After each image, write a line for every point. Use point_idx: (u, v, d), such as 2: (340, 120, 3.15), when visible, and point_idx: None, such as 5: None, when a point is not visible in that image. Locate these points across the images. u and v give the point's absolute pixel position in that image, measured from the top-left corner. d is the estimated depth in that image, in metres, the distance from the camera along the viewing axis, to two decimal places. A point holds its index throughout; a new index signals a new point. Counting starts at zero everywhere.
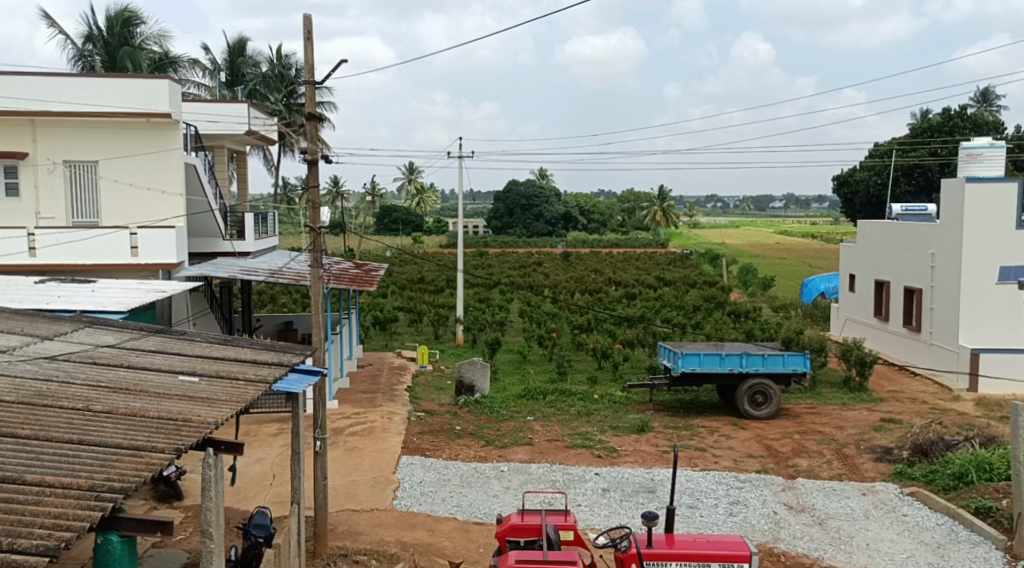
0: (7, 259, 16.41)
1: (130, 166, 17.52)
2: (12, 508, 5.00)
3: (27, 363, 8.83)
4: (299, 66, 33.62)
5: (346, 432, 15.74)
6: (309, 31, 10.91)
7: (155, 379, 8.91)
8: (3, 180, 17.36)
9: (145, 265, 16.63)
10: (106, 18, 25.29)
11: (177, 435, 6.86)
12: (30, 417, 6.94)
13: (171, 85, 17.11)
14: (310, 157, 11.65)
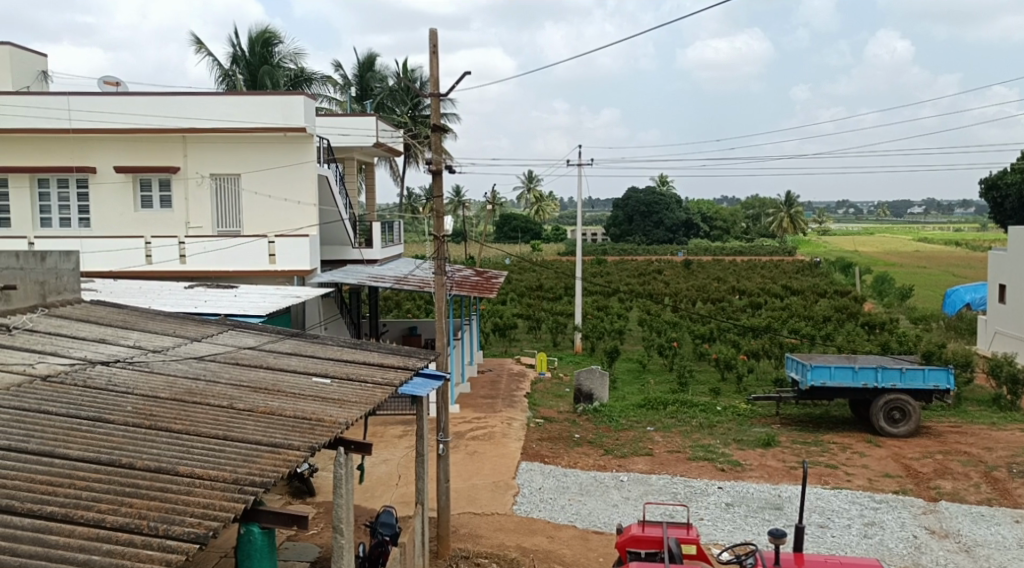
0: (160, 266, 17.59)
1: (269, 178, 18.48)
2: (166, 496, 5.33)
3: (178, 362, 9.44)
4: (425, 79, 34.54)
5: (468, 436, 16.03)
6: (435, 45, 11.23)
7: (291, 380, 9.35)
8: (158, 193, 18.65)
9: (282, 272, 17.49)
10: (248, 39, 26.76)
11: (311, 434, 7.20)
12: (181, 412, 7.43)
13: (306, 100, 18.00)
14: (434, 167, 11.95)
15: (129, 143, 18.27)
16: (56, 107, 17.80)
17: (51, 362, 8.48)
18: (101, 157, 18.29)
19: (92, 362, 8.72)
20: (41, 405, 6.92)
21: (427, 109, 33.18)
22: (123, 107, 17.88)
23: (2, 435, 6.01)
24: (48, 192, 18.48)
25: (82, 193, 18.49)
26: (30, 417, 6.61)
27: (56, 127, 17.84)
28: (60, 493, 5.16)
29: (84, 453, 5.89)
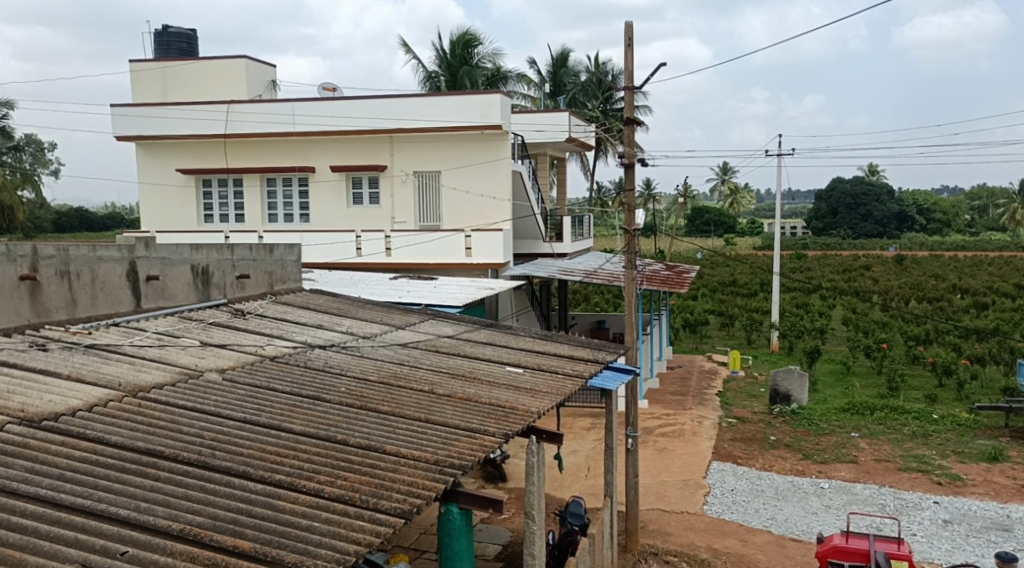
0: (369, 258, 18.76)
1: (467, 175, 19.22)
2: (376, 472, 5.72)
3: (385, 348, 10.07)
4: (617, 72, 34.43)
5: (657, 432, 15.91)
6: (629, 38, 11.19)
7: (487, 369, 9.71)
8: (368, 190, 19.92)
9: (478, 264, 18.15)
10: (449, 41, 27.83)
11: (505, 421, 7.46)
12: (388, 395, 7.93)
13: (502, 98, 18.49)
14: (627, 161, 11.92)
15: (343, 143, 19.64)
16: (282, 112, 19.40)
17: (278, 344, 9.32)
18: (319, 157, 19.79)
19: (311, 346, 9.49)
20: (269, 383, 7.63)
21: (619, 102, 33.03)
22: (338, 110, 19.15)
23: (239, 408, 6.68)
24: (274, 190, 20.22)
25: (303, 191, 20.08)
26: (261, 393, 7.31)
27: (282, 131, 19.45)
28: (286, 463, 5.64)
29: (306, 428, 6.43)
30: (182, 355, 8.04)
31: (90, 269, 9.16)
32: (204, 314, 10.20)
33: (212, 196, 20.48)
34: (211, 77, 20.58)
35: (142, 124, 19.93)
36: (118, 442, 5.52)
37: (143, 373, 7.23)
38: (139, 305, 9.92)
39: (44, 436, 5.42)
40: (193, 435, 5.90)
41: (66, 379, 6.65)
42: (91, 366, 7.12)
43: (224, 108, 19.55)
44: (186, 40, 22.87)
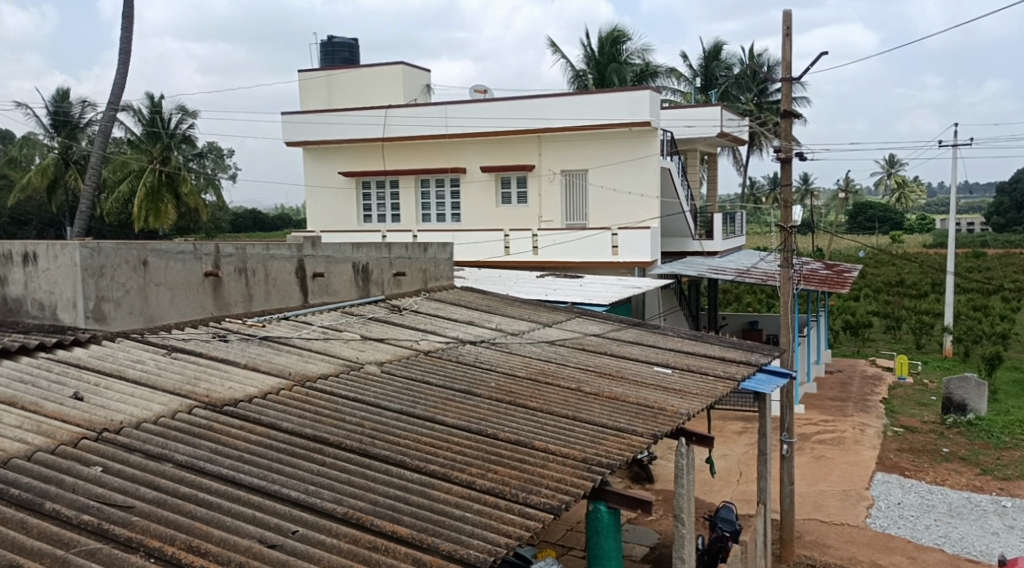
0: (517, 256, 19.04)
1: (615, 173, 19.13)
2: (525, 467, 5.80)
3: (533, 345, 10.19)
4: (773, 63, 33.19)
5: (814, 439, 15.24)
6: (788, 27, 10.78)
7: (635, 368, 9.63)
8: (516, 189, 20.23)
9: (626, 263, 18.02)
10: (598, 39, 27.76)
11: (654, 421, 7.38)
12: (536, 391, 8.03)
13: (652, 95, 18.27)
14: (784, 155, 11.49)
15: (493, 144, 20.02)
16: (436, 115, 20.00)
17: (431, 339, 9.64)
18: (470, 158, 20.27)
19: (462, 341, 9.75)
20: (424, 376, 7.90)
21: (775, 94, 31.83)
22: (489, 112, 19.53)
23: (396, 400, 6.98)
24: (428, 191, 20.90)
25: (454, 191, 20.65)
26: (417, 385, 7.59)
27: (435, 133, 20.05)
28: (440, 455, 5.83)
29: (459, 421, 6.62)
30: (344, 348, 8.47)
31: (264, 266, 9.79)
32: (364, 310, 10.69)
33: (370, 197, 21.37)
34: (371, 83, 21.50)
35: (308, 129, 21.11)
36: (289, 428, 5.88)
37: (310, 364, 7.67)
38: (305, 300, 10.52)
39: (225, 420, 5.85)
40: (355, 424, 6.21)
41: (243, 368, 7.16)
42: (265, 357, 7.63)
43: (382, 113, 20.34)
44: (349, 49, 24.00)
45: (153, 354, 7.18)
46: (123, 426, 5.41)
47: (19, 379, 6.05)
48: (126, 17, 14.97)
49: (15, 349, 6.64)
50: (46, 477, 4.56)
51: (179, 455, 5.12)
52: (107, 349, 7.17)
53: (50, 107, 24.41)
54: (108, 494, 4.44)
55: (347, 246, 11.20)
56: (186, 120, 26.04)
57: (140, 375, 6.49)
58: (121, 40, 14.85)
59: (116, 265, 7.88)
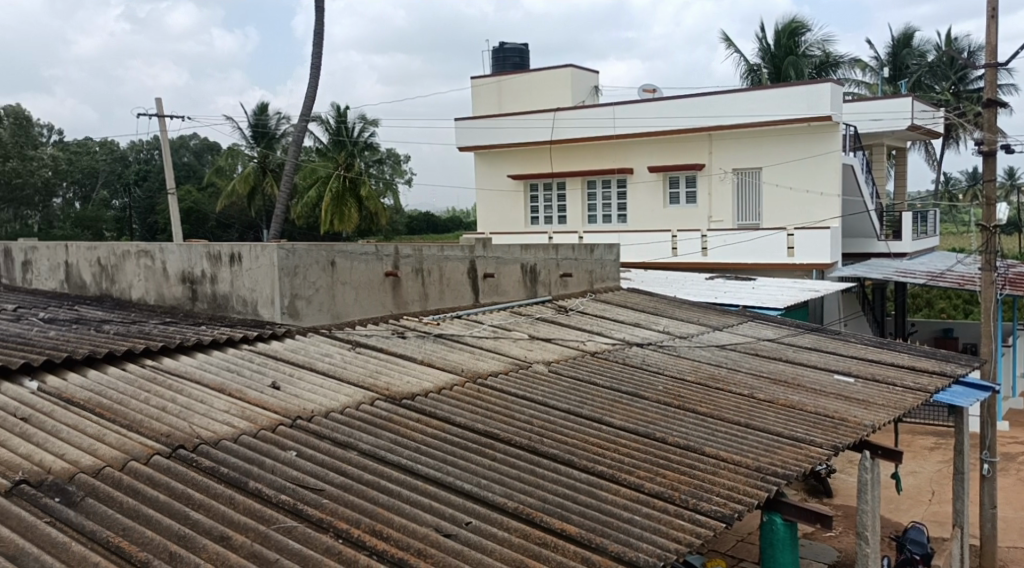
0: (686, 258, 18.62)
1: (791, 170, 18.34)
2: (695, 473, 5.66)
3: (703, 349, 9.94)
4: (973, 48, 30.63)
5: (1020, 460, 13.91)
6: (991, 8, 9.90)
7: (813, 376, 9.17)
8: (685, 189, 19.83)
9: (802, 265, 17.22)
10: (774, 32, 26.66)
11: (834, 432, 7.00)
12: (706, 396, 7.82)
13: (833, 88, 17.36)
14: (986, 148, 10.56)
15: (663, 144, 19.73)
16: (604, 117, 19.96)
17: (598, 340, 9.61)
18: (638, 158, 20.07)
19: (630, 343, 9.65)
20: (591, 377, 7.89)
21: (976, 82, 29.36)
22: (659, 111, 19.27)
23: (564, 399, 7.01)
24: (595, 192, 20.90)
25: (621, 192, 20.52)
26: (584, 386, 7.59)
27: (603, 134, 20.02)
28: (608, 456, 5.80)
29: (627, 424, 6.56)
30: (513, 347, 8.61)
31: (438, 266, 10.13)
32: (533, 311, 10.82)
33: (538, 200, 21.62)
34: (542, 87, 21.75)
35: (481, 134, 21.65)
36: (462, 423, 6.05)
37: (482, 361, 7.85)
38: (477, 299, 10.80)
39: (404, 412, 6.11)
40: (524, 421, 6.30)
41: (419, 364, 7.44)
42: (439, 354, 7.89)
43: (551, 116, 20.54)
44: (520, 54, 24.41)
45: (339, 349, 7.61)
46: (313, 415, 5.76)
47: (224, 368, 6.59)
48: (318, 34, 15.98)
49: (221, 341, 7.23)
50: (248, 458, 4.93)
51: (363, 444, 5.39)
52: (299, 342, 7.66)
53: (250, 120, 26.37)
54: (301, 478, 4.75)
55: (516, 247, 11.40)
56: (368, 128, 27.35)
57: (328, 367, 6.90)
58: (312, 55, 15.86)
59: (307, 264, 8.41)
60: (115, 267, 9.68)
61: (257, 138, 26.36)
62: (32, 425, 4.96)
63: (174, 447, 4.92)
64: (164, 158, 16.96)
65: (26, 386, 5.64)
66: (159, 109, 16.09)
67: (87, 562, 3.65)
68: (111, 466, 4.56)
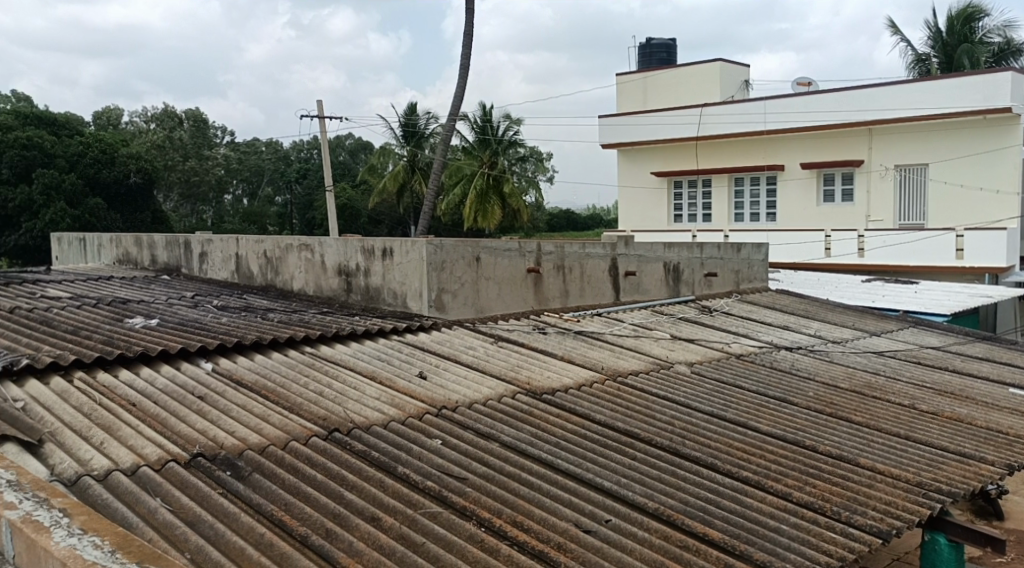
0: (840, 259, 17.74)
1: (962, 167, 17.13)
2: (848, 485, 5.37)
3: (858, 355, 9.42)
4: None
5: None
6: None
7: (983, 388, 8.50)
8: (841, 187, 18.92)
9: (972, 269, 16.06)
10: (947, 18, 24.96)
11: (1006, 450, 6.47)
12: (862, 405, 7.41)
13: (1014, 77, 16.04)
14: None
15: (818, 139, 18.88)
16: (754, 111, 19.31)
17: (744, 342, 9.31)
18: (790, 154, 19.29)
19: (778, 347, 9.28)
20: (736, 380, 7.65)
21: None
22: (815, 106, 18.46)
23: (707, 401, 6.84)
24: (742, 190, 20.28)
25: (771, 189, 19.80)
26: (729, 389, 7.37)
27: (753, 129, 19.36)
28: (753, 462, 5.60)
29: (774, 430, 6.32)
30: (655, 347, 8.47)
31: (580, 264, 10.12)
32: (675, 310, 10.61)
33: (682, 196, 21.18)
34: (690, 82, 21.29)
35: (626, 130, 21.44)
36: (602, 420, 6.01)
37: (623, 360, 7.78)
38: (618, 297, 10.71)
39: (544, 407, 6.14)
40: (665, 422, 6.19)
41: (560, 360, 7.45)
42: (580, 351, 7.88)
43: (698, 112, 20.07)
44: (668, 49, 24.02)
45: (483, 342, 7.74)
46: (457, 405, 5.89)
47: (376, 357, 6.85)
48: (468, 34, 16.31)
49: (373, 331, 7.52)
50: (397, 444, 5.10)
51: (504, 436, 5.45)
52: (444, 335, 7.85)
53: (401, 120, 27.23)
54: (446, 465, 4.86)
55: (659, 246, 11.21)
56: (512, 127, 27.64)
57: (472, 360, 7.03)
58: (462, 56, 16.20)
59: (454, 260, 8.61)
60: (278, 259, 10.25)
61: (406, 136, 27.20)
62: (207, 403, 5.34)
63: (330, 430, 5.16)
64: (323, 157, 17.81)
65: (201, 367, 6.08)
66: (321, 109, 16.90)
67: (253, 531, 3.89)
68: (275, 444, 4.83)
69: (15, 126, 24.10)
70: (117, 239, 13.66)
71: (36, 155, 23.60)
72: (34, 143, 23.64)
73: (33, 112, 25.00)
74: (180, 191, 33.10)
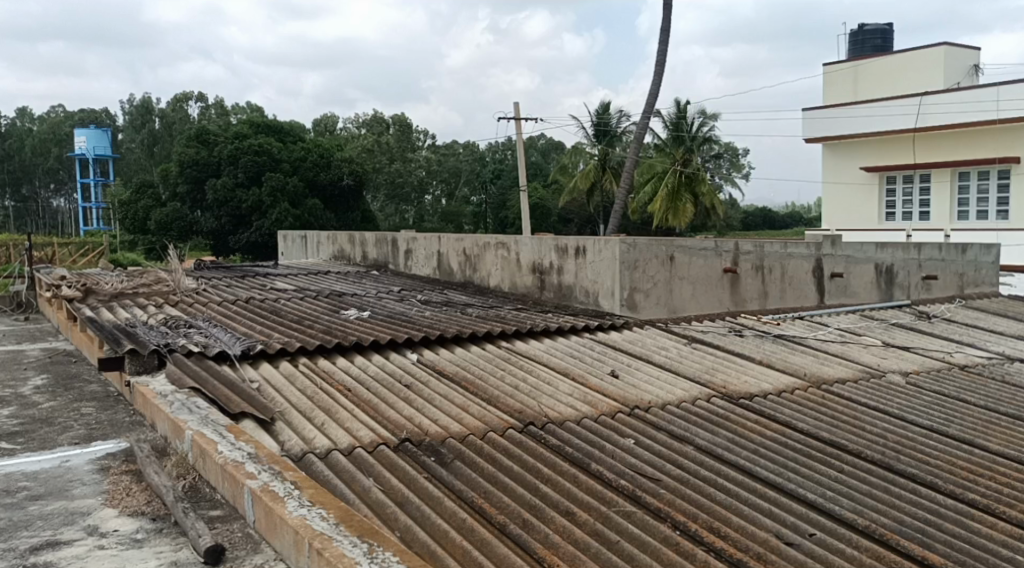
0: None
1: None
2: None
3: None
4: None
5: None
6: None
7: None
8: None
9: None
10: None
11: None
12: None
13: None
14: None
15: None
16: (980, 100, 17.71)
17: (969, 353, 8.56)
18: None
19: (1009, 358, 8.46)
20: (959, 393, 7.06)
21: None
22: None
23: (925, 415, 6.36)
24: (968, 185, 18.57)
25: (1002, 185, 18.05)
26: (950, 402, 6.82)
27: (979, 119, 17.73)
28: (980, 483, 5.15)
29: (1004, 449, 5.78)
30: (864, 354, 7.98)
31: (780, 264, 9.73)
32: (887, 314, 9.97)
33: (896, 194, 19.76)
34: (907, 69, 19.86)
35: (832, 123, 20.33)
36: (805, 429, 5.77)
37: (829, 366, 7.41)
38: (822, 300, 10.20)
39: (742, 412, 5.98)
40: (877, 434, 5.83)
41: (759, 364, 7.21)
42: (780, 355, 7.59)
43: (917, 100, 18.65)
44: (882, 35, 22.48)
45: (677, 343, 7.64)
46: (651, 406, 5.87)
47: (570, 353, 6.95)
48: (665, 30, 16.10)
49: (566, 328, 7.63)
50: (591, 441, 5.16)
51: (700, 440, 5.37)
52: (637, 334, 7.83)
53: (594, 119, 27.32)
54: (640, 465, 4.86)
55: (870, 246, 10.58)
56: (708, 123, 27.00)
57: (665, 360, 6.96)
58: (658, 52, 16.02)
59: (647, 258, 8.56)
60: (477, 257, 10.63)
61: (599, 135, 27.23)
62: (413, 391, 5.66)
63: (526, 423, 5.31)
64: (520, 158, 18.25)
65: (407, 357, 6.45)
66: (517, 112, 17.33)
67: (456, 516, 4.08)
68: (475, 434, 5.04)
69: (248, 134, 26.58)
70: (333, 236, 14.72)
71: (265, 159, 25.92)
72: (264, 149, 26.00)
73: (263, 121, 27.50)
74: (387, 192, 35.09)
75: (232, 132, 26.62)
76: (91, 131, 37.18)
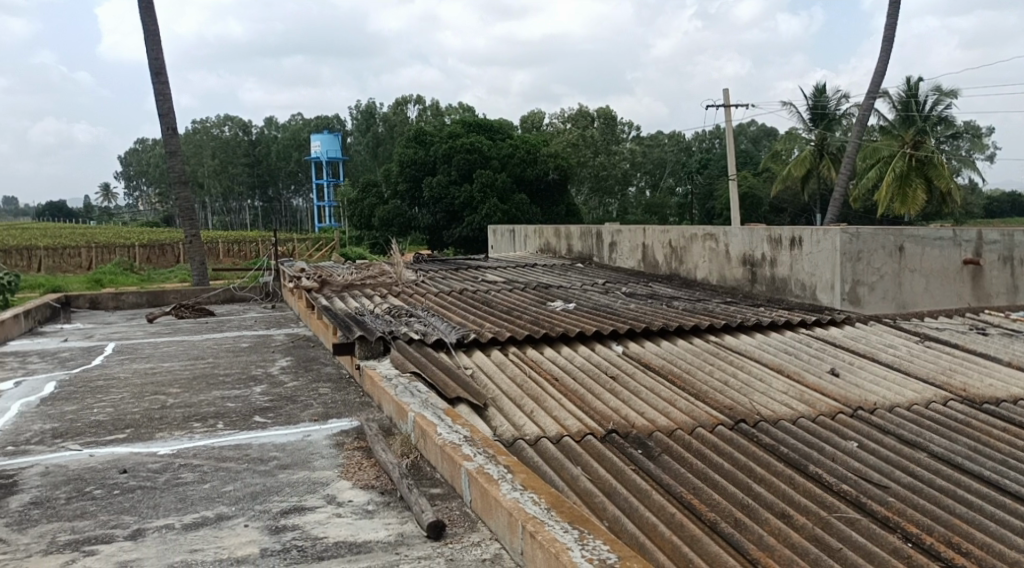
0: None
1: None
2: None
3: None
4: None
5: None
6: None
7: None
8: None
9: None
10: None
11: None
12: None
13: None
14: None
15: None
16: None
17: None
18: None
19: None
20: None
21: None
22: None
23: None
24: None
25: None
26: None
27: None
28: None
29: None
30: None
31: None
32: None
33: None
34: None
35: None
36: None
37: None
38: None
39: (986, 418, 5.48)
40: None
41: (1005, 366, 6.58)
42: None
43: None
44: None
45: (907, 341, 7.13)
46: (877, 407, 5.53)
47: (786, 350, 6.69)
48: (893, 3, 14.97)
49: (781, 323, 7.35)
50: (808, 441, 4.95)
51: (935, 446, 4.99)
52: (860, 330, 7.38)
53: (810, 103, 25.89)
54: (864, 470, 4.60)
55: None
56: (943, 100, 24.81)
57: (893, 360, 6.52)
58: (885, 28, 14.94)
59: (873, 250, 8.05)
60: (684, 248, 10.47)
61: (816, 119, 25.68)
62: (619, 383, 5.71)
63: (737, 420, 5.19)
64: (729, 146, 17.73)
65: (613, 349, 6.50)
66: (727, 99, 16.89)
67: (665, 510, 4.07)
68: (683, 429, 4.99)
69: (461, 133, 27.74)
70: (540, 230, 15.04)
71: (477, 157, 26.87)
72: (475, 147, 26.97)
73: (475, 120, 28.55)
74: (591, 185, 35.34)
75: (447, 132, 27.92)
76: (324, 135, 40.40)
